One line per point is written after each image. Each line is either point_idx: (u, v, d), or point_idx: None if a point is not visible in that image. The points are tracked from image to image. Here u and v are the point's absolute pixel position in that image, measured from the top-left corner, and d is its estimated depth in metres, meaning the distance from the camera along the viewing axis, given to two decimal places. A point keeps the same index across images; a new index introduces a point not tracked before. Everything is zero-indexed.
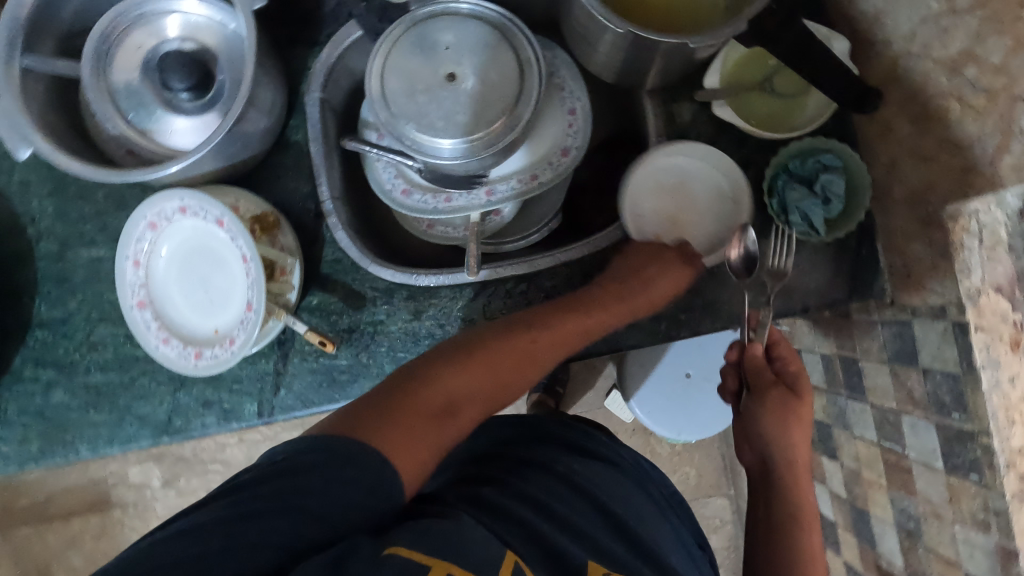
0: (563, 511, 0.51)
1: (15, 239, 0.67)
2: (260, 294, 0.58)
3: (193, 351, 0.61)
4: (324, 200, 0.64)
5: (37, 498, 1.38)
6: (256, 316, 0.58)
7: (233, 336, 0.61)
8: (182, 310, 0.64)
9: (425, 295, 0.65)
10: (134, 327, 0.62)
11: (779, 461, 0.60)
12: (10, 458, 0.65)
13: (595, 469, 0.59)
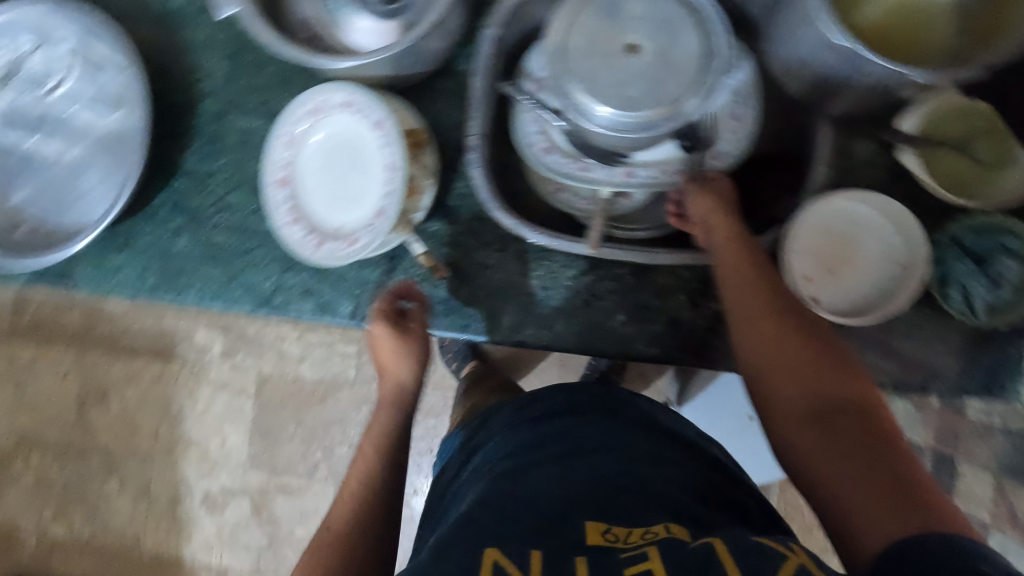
0: (574, 493, 0.58)
1: (185, 89, 0.71)
2: (395, 205, 0.59)
3: (314, 240, 0.64)
4: (471, 134, 0.65)
5: (115, 329, 1.51)
6: (385, 224, 0.60)
7: (354, 236, 0.63)
8: (315, 196, 0.67)
9: (538, 254, 0.64)
10: (269, 202, 0.66)
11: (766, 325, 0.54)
12: (127, 284, 0.71)
13: (631, 439, 0.65)
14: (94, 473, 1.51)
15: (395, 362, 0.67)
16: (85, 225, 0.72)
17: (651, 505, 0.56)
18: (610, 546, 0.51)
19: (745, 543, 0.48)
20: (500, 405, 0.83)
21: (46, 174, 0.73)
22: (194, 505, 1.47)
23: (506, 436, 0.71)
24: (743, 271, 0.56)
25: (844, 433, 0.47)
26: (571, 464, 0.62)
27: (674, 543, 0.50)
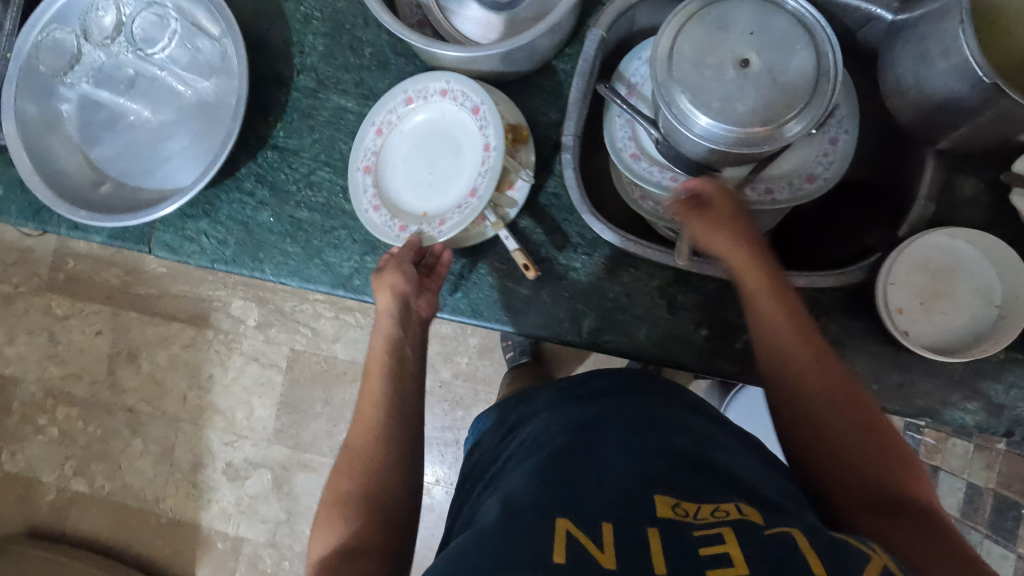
0: (629, 463, 0.50)
1: (281, 63, 0.70)
2: (489, 182, 0.59)
3: (399, 224, 0.64)
4: (567, 133, 0.64)
5: (151, 291, 1.52)
6: (477, 204, 0.59)
7: (443, 218, 0.63)
8: (400, 184, 0.67)
9: (626, 261, 0.64)
10: (352, 187, 0.66)
11: (815, 386, 0.53)
12: (206, 252, 0.71)
13: (696, 426, 0.57)
14: (118, 431, 1.51)
15: (386, 297, 0.61)
16: (168, 190, 0.71)
17: (717, 483, 0.48)
18: (678, 521, 0.43)
19: (832, 541, 0.40)
20: (536, 396, 0.73)
21: (134, 134, 0.73)
22: (215, 473, 1.47)
23: (552, 415, 0.63)
24: (789, 332, 0.55)
25: (907, 508, 0.46)
26: (622, 440, 0.53)
27: (748, 525, 0.41)
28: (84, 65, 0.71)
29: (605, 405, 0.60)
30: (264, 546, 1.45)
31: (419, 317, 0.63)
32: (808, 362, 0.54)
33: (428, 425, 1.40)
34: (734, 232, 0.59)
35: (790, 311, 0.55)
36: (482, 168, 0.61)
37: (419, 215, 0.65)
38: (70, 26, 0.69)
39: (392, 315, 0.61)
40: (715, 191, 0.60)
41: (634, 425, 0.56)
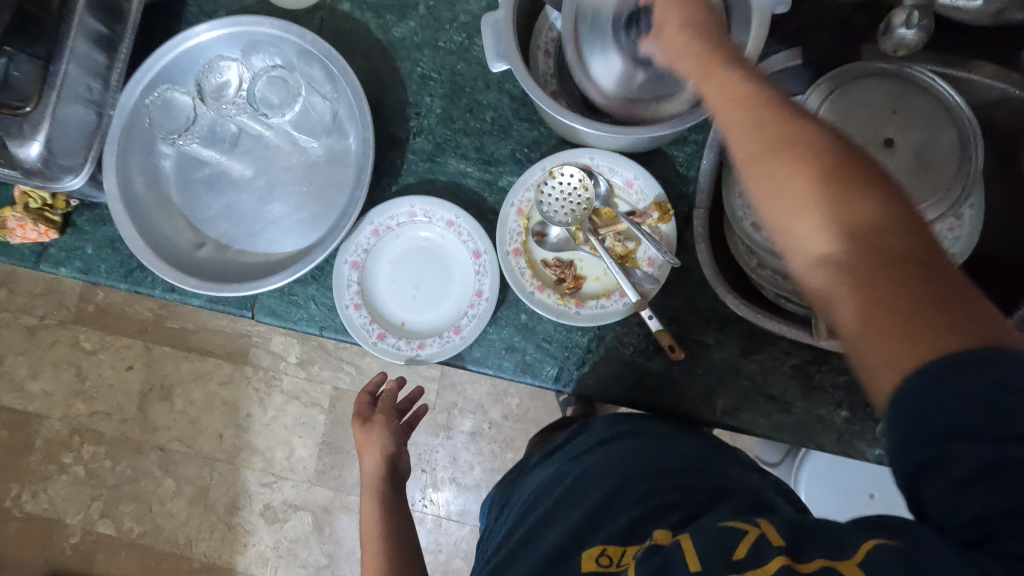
0: (576, 503, 0.53)
1: (397, 125, 0.68)
2: (475, 329, 0.62)
3: (378, 331, 0.64)
4: (696, 206, 0.63)
5: (188, 326, 1.44)
6: (460, 343, 0.63)
7: (423, 340, 0.64)
8: (384, 287, 0.66)
9: (761, 339, 0.63)
10: (335, 279, 0.65)
11: (790, 211, 0.37)
12: (314, 319, 0.67)
13: (640, 453, 0.56)
14: (148, 471, 1.45)
15: (370, 452, 0.69)
16: (273, 254, 0.69)
17: (642, 517, 0.48)
18: (603, 574, 0.45)
19: (710, 531, 0.38)
20: (543, 455, 0.70)
21: (236, 193, 0.70)
22: (252, 515, 1.43)
23: (545, 470, 0.64)
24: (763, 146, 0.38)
25: (878, 233, 0.34)
26: (571, 492, 0.55)
27: (650, 553, 0.41)
28: (194, 125, 0.69)
29: (578, 458, 0.60)
30: None
31: (396, 473, 0.68)
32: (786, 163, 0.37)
33: (476, 467, 1.38)
34: (700, 39, 0.43)
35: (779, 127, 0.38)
36: (468, 311, 0.64)
37: (397, 325, 0.66)
38: (185, 87, 0.68)
39: (380, 465, 0.68)
40: (682, 42, 0.44)
41: (582, 472, 0.57)
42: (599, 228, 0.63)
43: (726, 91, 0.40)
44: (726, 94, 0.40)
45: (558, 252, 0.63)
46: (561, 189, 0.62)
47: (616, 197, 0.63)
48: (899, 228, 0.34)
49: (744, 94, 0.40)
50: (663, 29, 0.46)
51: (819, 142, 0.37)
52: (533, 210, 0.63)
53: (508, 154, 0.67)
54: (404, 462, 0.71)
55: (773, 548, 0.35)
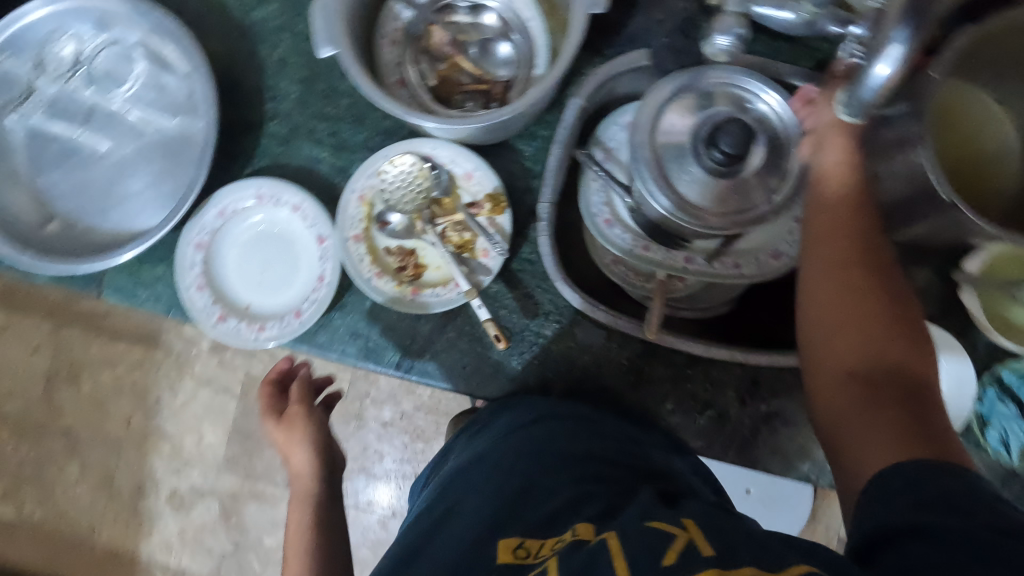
0: (513, 492, 0.52)
1: (252, 107, 0.68)
2: (315, 314, 0.63)
3: (219, 313, 0.64)
4: (542, 201, 0.63)
5: (98, 307, 1.40)
6: (301, 326, 0.63)
7: (264, 324, 0.65)
8: (231, 270, 0.66)
9: (597, 331, 0.64)
10: (179, 260, 0.64)
11: (832, 316, 0.48)
12: (160, 298, 0.66)
13: (569, 437, 0.56)
14: (52, 455, 1.41)
15: (297, 448, 0.62)
16: (124, 231, 0.68)
17: (564, 508, 0.49)
18: (517, 567, 0.45)
19: (642, 532, 0.41)
20: (458, 438, 0.68)
21: (88, 170, 0.69)
22: (158, 501, 1.41)
23: (462, 453, 0.62)
24: (868, 306, 0.48)
25: (915, 334, 0.47)
26: (497, 476, 0.55)
27: (574, 547, 0.43)
28: (39, 96, 0.67)
29: (496, 437, 0.59)
30: None
31: (331, 465, 0.63)
32: (879, 303, 0.48)
33: (387, 457, 1.37)
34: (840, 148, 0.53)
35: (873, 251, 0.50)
36: (309, 296, 0.64)
37: (242, 308, 0.65)
38: (25, 57, 0.66)
39: (311, 460, 0.62)
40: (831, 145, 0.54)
41: (508, 456, 0.56)
42: (438, 218, 0.64)
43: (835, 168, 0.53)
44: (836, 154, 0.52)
45: (400, 240, 0.64)
46: (400, 177, 0.63)
47: (459, 188, 0.64)
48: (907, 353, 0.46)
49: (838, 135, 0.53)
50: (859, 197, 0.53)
51: (869, 265, 0.49)
52: (376, 197, 0.64)
53: (362, 142, 0.67)
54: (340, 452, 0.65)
55: (698, 552, 0.38)
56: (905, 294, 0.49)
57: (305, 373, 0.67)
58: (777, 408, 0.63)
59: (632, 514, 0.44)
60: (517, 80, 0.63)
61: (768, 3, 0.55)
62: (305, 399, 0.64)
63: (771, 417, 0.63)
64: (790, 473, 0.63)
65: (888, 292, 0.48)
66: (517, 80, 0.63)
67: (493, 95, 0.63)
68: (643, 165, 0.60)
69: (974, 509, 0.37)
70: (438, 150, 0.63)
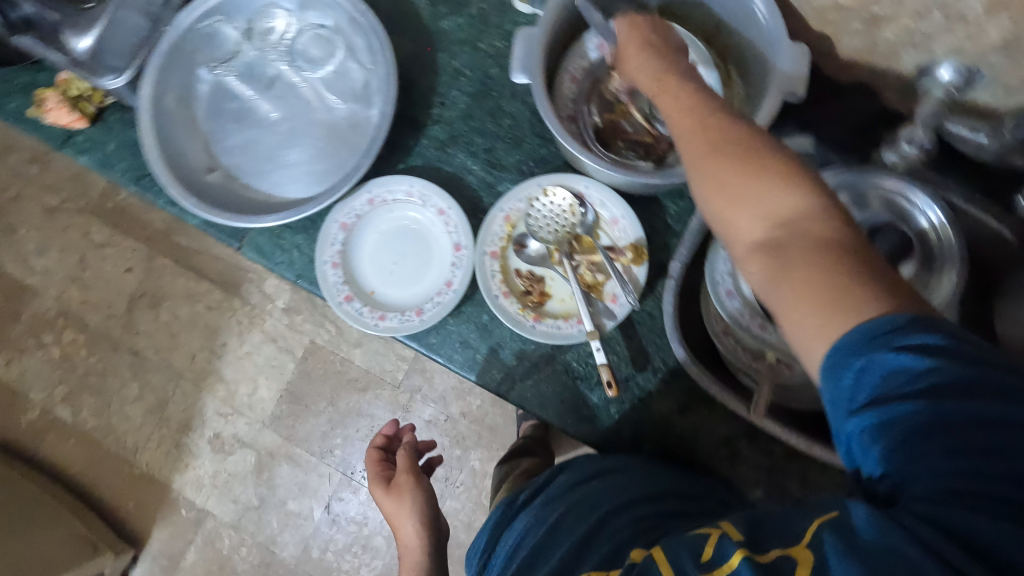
0: (578, 533, 0.52)
1: (420, 108, 0.71)
2: (436, 316, 0.65)
3: (346, 292, 0.67)
4: (675, 259, 0.64)
5: (192, 245, 1.47)
6: (419, 324, 0.65)
7: (384, 313, 0.67)
8: (364, 254, 0.69)
9: (701, 400, 0.64)
10: (322, 235, 0.68)
11: (725, 199, 0.40)
12: (294, 265, 0.70)
13: (628, 483, 0.56)
14: (117, 371, 1.48)
15: (404, 518, 0.65)
16: (276, 195, 0.72)
17: (623, 542, 0.49)
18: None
19: (676, 545, 0.39)
20: (514, 499, 0.64)
21: (257, 131, 0.73)
22: (201, 440, 1.46)
23: (521, 515, 0.61)
24: (756, 173, 0.39)
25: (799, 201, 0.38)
26: (564, 517, 0.55)
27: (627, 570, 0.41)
28: (235, 57, 0.73)
29: (559, 495, 0.59)
30: (227, 526, 1.45)
31: (436, 532, 0.66)
32: (735, 136, 0.41)
33: None
34: (735, 147, 0.41)
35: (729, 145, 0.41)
36: (434, 297, 0.67)
37: (366, 292, 0.68)
38: (233, 21, 0.72)
39: (419, 529, 0.64)
40: (720, 171, 0.40)
41: (570, 505, 0.57)
42: (576, 254, 0.65)
43: (713, 134, 0.42)
44: (695, 138, 0.43)
45: (532, 266, 0.65)
46: (550, 208, 0.65)
47: (600, 230, 0.65)
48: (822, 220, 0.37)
49: (700, 127, 0.43)
50: (746, 141, 0.41)
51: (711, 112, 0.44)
52: (520, 220, 0.66)
53: (514, 163, 0.69)
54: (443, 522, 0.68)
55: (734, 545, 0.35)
56: (766, 133, 0.42)
57: (410, 439, 0.71)
58: None
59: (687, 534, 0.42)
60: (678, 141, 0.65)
61: (963, 125, 0.56)
62: (412, 469, 0.67)
63: None
64: None
65: (754, 151, 0.40)
66: None
67: (651, 150, 0.65)
68: None
69: (999, 388, 0.31)
70: (590, 188, 0.65)
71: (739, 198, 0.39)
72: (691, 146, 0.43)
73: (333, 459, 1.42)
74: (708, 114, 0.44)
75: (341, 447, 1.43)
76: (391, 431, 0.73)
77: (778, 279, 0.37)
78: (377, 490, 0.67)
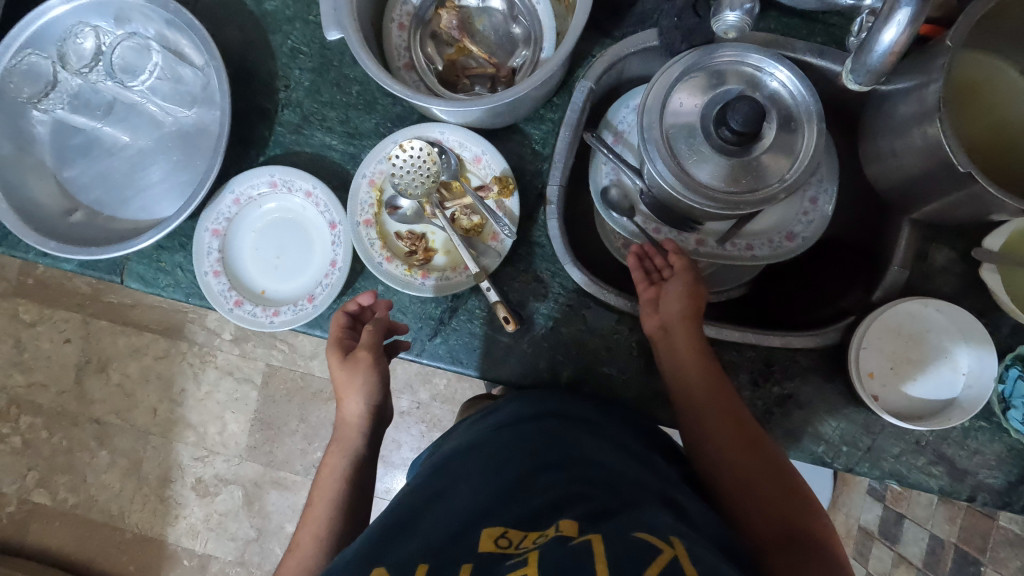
0: (518, 483, 0.48)
1: (265, 96, 0.69)
2: (327, 299, 0.64)
3: (235, 297, 0.65)
4: (551, 183, 0.64)
5: (124, 300, 1.44)
6: (313, 311, 0.64)
7: (278, 308, 0.66)
8: (246, 256, 0.68)
9: (608, 313, 0.64)
10: (196, 247, 0.66)
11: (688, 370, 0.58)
12: (180, 284, 0.68)
13: (569, 441, 0.53)
14: (83, 443, 1.45)
15: (352, 394, 0.60)
16: (144, 219, 0.70)
17: (555, 503, 0.45)
18: (498, 554, 0.40)
19: (624, 540, 0.38)
20: (443, 440, 0.65)
21: (111, 160, 0.71)
22: (184, 488, 1.45)
23: (455, 444, 0.59)
24: (694, 366, 0.58)
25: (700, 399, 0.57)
26: (500, 464, 0.51)
27: (559, 541, 0.39)
28: (62, 87, 0.69)
29: (492, 438, 0.56)
30: (233, 564, 1.43)
31: (380, 417, 0.62)
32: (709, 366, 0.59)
33: (404, 446, 1.36)
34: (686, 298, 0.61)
35: (701, 383, 0.58)
36: (323, 280, 0.65)
37: (257, 293, 0.67)
38: (48, 52, 0.68)
39: (364, 410, 0.60)
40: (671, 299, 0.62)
41: (510, 443, 0.54)
42: (448, 202, 0.64)
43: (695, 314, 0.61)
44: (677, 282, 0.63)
45: (410, 225, 0.65)
46: (410, 162, 0.63)
47: (467, 172, 0.64)
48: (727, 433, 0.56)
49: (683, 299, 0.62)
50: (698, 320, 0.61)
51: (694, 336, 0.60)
52: (386, 182, 0.64)
53: (372, 128, 0.68)
54: (388, 407, 0.64)
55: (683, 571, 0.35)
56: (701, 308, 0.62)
57: (382, 317, 0.62)
58: (791, 390, 0.62)
59: (631, 518, 0.41)
60: (522, 63, 0.63)
61: None
62: (375, 347, 0.60)
63: (785, 398, 0.62)
64: (806, 456, 0.62)
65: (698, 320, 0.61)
66: (525, 65, 0.63)
67: (498, 79, 0.64)
68: (651, 143, 0.60)
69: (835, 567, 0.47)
70: (446, 134, 0.63)
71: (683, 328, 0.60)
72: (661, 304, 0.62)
73: None
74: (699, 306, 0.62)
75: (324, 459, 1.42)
76: (365, 304, 0.63)
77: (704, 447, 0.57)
78: (333, 357, 0.61)
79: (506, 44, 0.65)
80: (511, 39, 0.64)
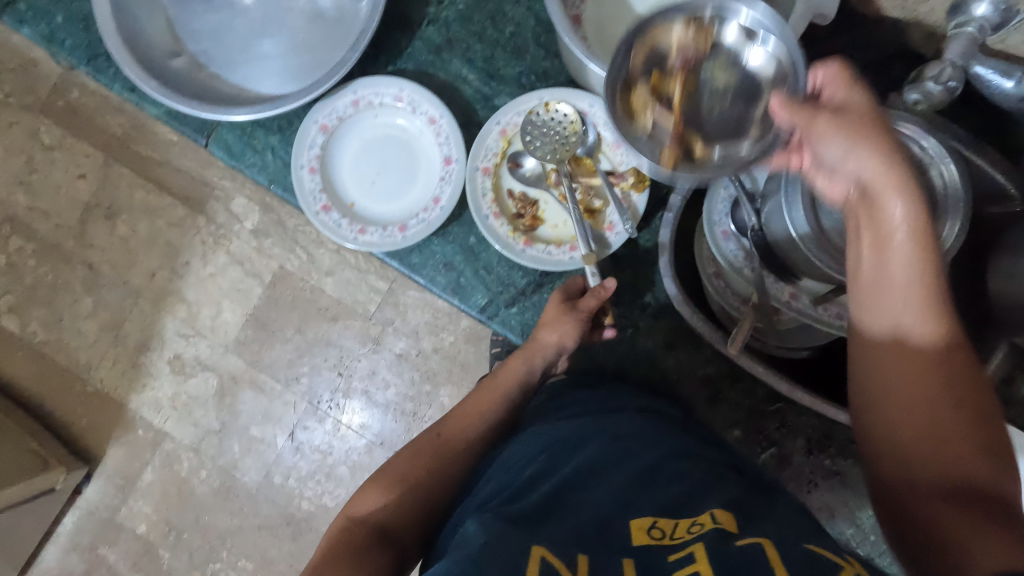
0: (641, 473, 0.44)
1: (413, 5, 0.64)
2: (419, 234, 0.60)
3: (324, 201, 0.62)
4: (676, 189, 0.60)
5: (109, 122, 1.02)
6: (401, 242, 0.61)
7: (365, 226, 0.62)
8: (345, 162, 0.64)
9: (689, 338, 0.63)
10: (300, 137, 0.62)
11: (900, 385, 0.40)
12: (266, 169, 0.64)
13: (671, 435, 0.50)
14: (68, 284, 1.06)
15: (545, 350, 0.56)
16: (245, 90, 0.65)
17: (688, 493, 0.42)
18: (656, 548, 0.37)
19: (799, 550, 0.35)
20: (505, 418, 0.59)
21: (228, 16, 0.66)
22: (158, 360, 1.07)
23: (536, 431, 0.52)
24: (916, 367, 0.40)
25: (934, 406, 0.39)
26: (614, 452, 0.46)
27: (720, 535, 0.36)
28: None
29: (581, 424, 0.51)
30: (186, 448, 1.08)
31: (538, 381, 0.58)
32: (929, 342, 0.40)
33: (393, 389, 1.00)
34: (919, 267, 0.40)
35: (931, 387, 0.39)
36: (420, 214, 0.62)
37: (345, 204, 0.63)
38: None
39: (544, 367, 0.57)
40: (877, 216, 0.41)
41: (614, 432, 0.49)
42: (575, 176, 0.61)
43: (921, 275, 0.40)
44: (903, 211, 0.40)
45: (526, 187, 0.62)
46: (549, 124, 0.61)
47: (601, 153, 0.62)
48: (964, 460, 0.37)
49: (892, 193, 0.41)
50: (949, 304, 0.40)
51: (895, 213, 0.40)
52: (516, 136, 0.62)
53: (513, 76, 0.64)
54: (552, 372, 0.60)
55: None
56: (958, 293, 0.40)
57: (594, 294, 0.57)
58: (840, 468, 0.61)
59: (780, 518, 0.39)
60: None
61: (994, 68, 0.55)
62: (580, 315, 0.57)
63: (832, 474, 0.61)
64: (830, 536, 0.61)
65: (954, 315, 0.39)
66: None
67: (691, 153, 0.48)
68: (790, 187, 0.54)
69: None
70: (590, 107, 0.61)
71: (920, 322, 0.40)
72: (902, 257, 0.40)
73: (299, 386, 1.03)
74: (921, 241, 0.40)
75: (310, 377, 1.03)
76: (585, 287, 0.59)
77: (910, 468, 0.39)
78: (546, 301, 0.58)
79: (729, 126, 0.49)
80: (743, 124, 0.49)
